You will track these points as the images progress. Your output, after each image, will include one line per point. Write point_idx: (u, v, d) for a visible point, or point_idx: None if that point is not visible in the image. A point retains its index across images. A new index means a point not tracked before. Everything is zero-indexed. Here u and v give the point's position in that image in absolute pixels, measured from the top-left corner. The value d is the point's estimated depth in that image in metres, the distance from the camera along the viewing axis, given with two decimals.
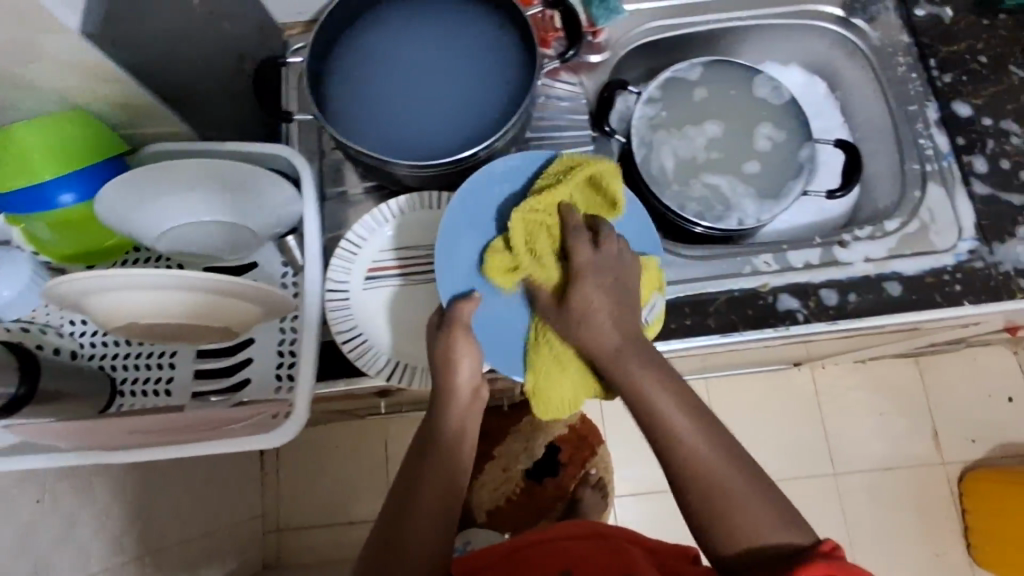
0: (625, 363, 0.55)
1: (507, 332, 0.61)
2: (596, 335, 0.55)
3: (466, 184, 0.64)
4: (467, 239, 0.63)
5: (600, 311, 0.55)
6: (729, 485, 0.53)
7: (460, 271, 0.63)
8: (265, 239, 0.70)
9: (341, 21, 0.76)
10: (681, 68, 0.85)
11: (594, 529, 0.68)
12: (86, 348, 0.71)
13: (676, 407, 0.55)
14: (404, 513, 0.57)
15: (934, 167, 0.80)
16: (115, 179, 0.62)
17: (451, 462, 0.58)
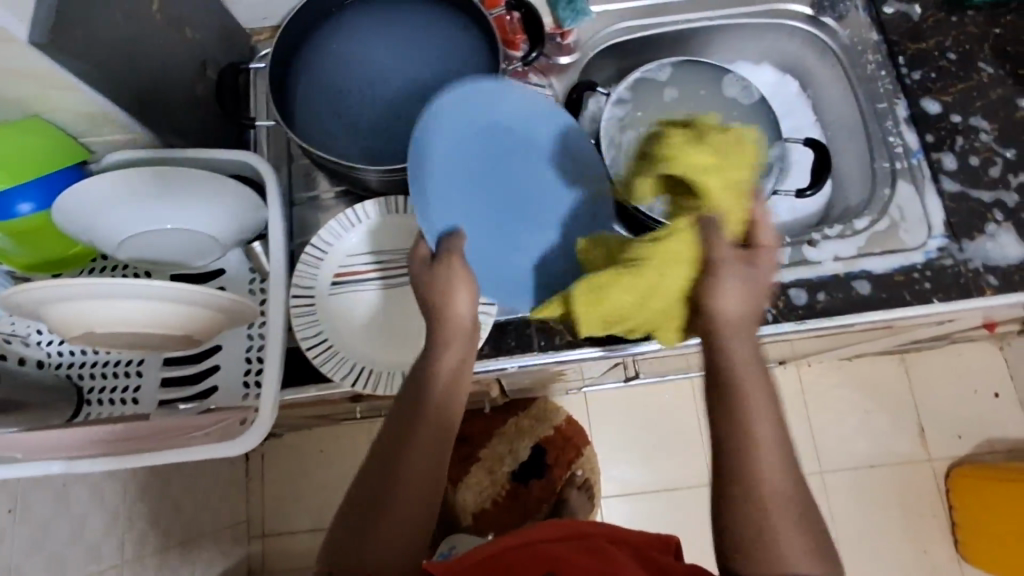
0: (739, 354, 0.55)
1: (487, 259, 0.68)
2: (728, 306, 0.54)
3: (432, 114, 0.64)
4: (443, 175, 0.66)
5: (746, 280, 0.55)
6: (772, 498, 0.50)
7: (444, 209, 0.66)
8: (229, 246, 0.71)
9: (306, 27, 0.76)
10: (650, 69, 0.85)
11: (574, 529, 0.58)
12: (54, 357, 0.71)
13: (767, 411, 0.53)
14: (390, 471, 0.56)
15: (903, 165, 0.80)
16: (73, 187, 0.62)
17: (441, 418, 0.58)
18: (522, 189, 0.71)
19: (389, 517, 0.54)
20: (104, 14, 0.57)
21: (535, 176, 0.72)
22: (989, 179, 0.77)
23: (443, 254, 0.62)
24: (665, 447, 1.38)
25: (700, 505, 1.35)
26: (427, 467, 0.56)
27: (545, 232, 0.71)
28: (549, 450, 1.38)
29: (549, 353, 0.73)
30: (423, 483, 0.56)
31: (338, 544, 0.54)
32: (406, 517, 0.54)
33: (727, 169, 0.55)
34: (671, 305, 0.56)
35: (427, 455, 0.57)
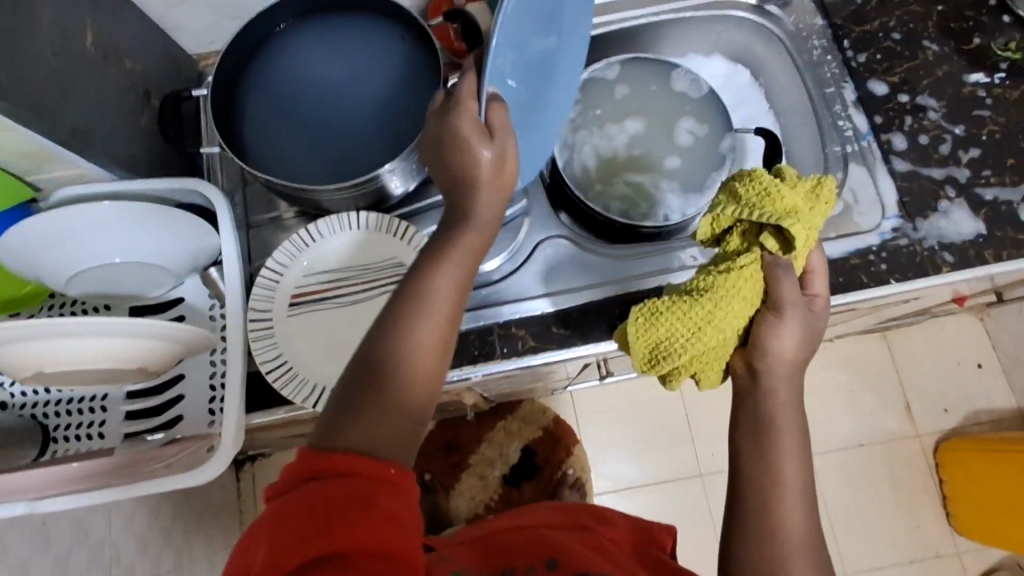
0: (781, 394, 0.54)
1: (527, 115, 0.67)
2: (786, 350, 0.54)
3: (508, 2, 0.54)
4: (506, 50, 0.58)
5: (794, 323, 0.55)
6: (783, 519, 0.51)
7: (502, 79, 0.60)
8: (181, 274, 0.72)
9: (248, 49, 0.76)
10: (598, 68, 0.84)
11: (577, 521, 0.65)
12: (17, 398, 0.71)
13: (796, 451, 0.53)
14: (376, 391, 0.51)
15: (854, 148, 0.80)
16: (14, 227, 0.62)
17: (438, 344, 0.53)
18: (547, 58, 0.66)
19: (387, 404, 0.51)
20: (34, 52, 0.58)
21: (559, 49, 0.67)
22: (940, 156, 0.78)
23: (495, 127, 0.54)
24: (652, 441, 1.39)
25: (689, 496, 1.35)
26: (432, 362, 0.53)
27: (544, 107, 0.69)
28: (538, 451, 1.37)
29: (512, 359, 0.73)
30: (409, 398, 0.52)
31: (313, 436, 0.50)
32: (402, 406, 0.51)
33: (808, 219, 0.57)
34: (724, 344, 0.56)
35: (435, 348, 0.53)
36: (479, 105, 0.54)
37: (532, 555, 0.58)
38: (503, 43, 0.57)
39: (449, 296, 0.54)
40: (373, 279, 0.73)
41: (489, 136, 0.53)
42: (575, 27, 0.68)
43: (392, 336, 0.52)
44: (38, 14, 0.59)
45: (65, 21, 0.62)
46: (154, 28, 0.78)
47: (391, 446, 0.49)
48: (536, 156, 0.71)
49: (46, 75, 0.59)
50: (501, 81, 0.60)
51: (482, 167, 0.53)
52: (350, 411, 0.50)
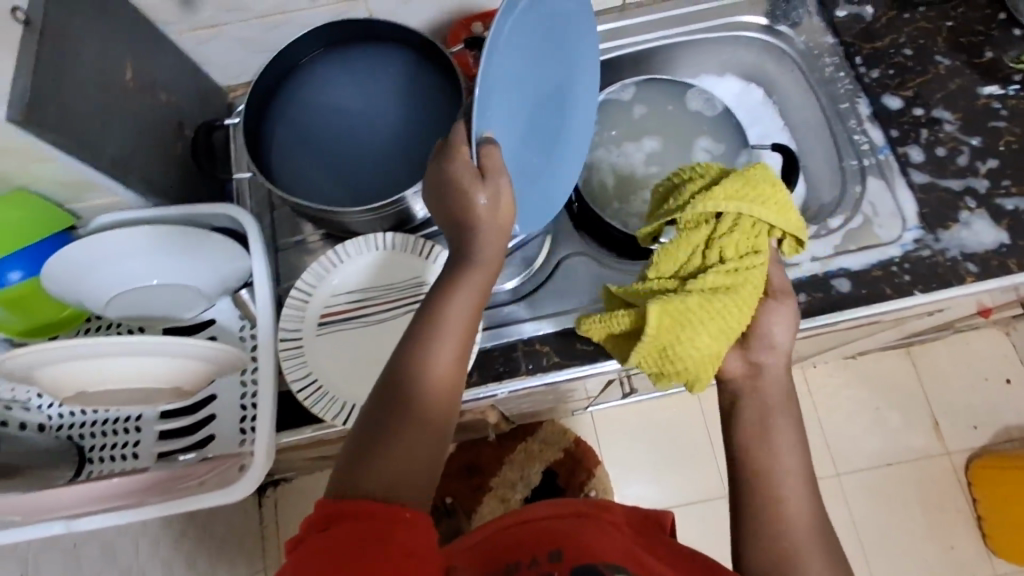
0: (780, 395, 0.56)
1: (530, 151, 0.68)
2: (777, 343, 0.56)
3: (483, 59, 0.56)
4: (497, 104, 0.60)
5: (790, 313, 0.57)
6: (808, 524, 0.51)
7: (501, 129, 0.61)
8: (215, 297, 0.73)
9: (276, 77, 0.79)
10: (613, 90, 0.86)
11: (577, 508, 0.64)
12: (54, 420, 0.73)
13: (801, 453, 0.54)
14: (398, 420, 0.53)
15: (871, 161, 0.81)
16: (56, 254, 0.64)
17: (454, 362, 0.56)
18: (546, 91, 0.68)
19: (411, 430, 0.53)
20: (76, 86, 0.61)
21: (558, 86, 0.70)
22: (957, 168, 0.78)
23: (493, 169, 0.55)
24: (676, 462, 1.37)
25: (714, 519, 1.33)
26: (448, 382, 0.56)
27: (554, 139, 0.72)
28: (560, 472, 1.37)
29: (538, 375, 0.73)
30: (431, 420, 0.54)
31: (338, 478, 0.51)
32: (421, 438, 0.53)
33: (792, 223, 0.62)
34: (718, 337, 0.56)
35: (450, 368, 0.56)
36: (472, 151, 0.56)
37: (532, 546, 0.60)
38: (495, 86, 0.59)
39: (462, 320, 0.57)
40: (396, 300, 0.74)
41: (480, 180, 0.54)
42: (572, 64, 0.71)
43: (409, 365, 0.55)
44: (80, 51, 0.62)
45: (103, 59, 0.65)
46: (185, 63, 0.80)
47: (413, 476, 0.52)
48: (553, 179, 0.73)
49: (87, 107, 0.62)
50: (502, 124, 0.62)
51: (478, 212, 0.55)
52: (374, 446, 0.52)
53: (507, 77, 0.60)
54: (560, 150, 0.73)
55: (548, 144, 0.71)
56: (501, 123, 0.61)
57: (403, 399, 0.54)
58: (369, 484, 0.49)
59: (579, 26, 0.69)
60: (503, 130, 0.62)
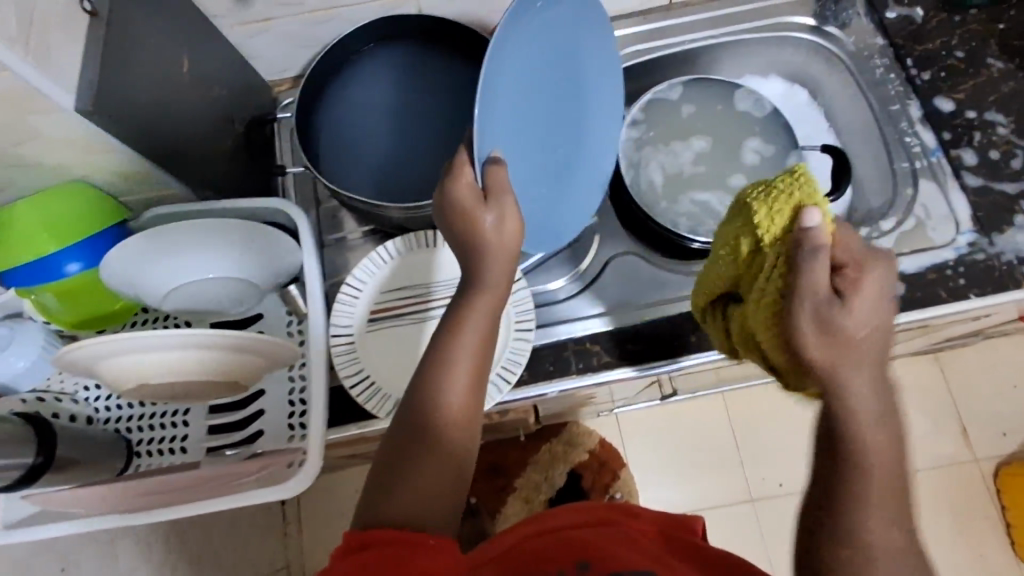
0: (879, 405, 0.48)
1: (548, 156, 0.70)
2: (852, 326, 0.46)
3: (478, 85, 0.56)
4: (499, 123, 0.60)
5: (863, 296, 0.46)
6: None
7: (508, 146, 0.62)
8: (267, 290, 0.71)
9: (328, 70, 0.78)
10: (660, 89, 0.85)
11: (601, 517, 0.63)
12: (101, 413, 0.72)
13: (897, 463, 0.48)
14: (418, 445, 0.54)
15: (923, 164, 0.81)
16: (116, 248, 0.64)
17: (472, 374, 0.57)
18: (557, 98, 0.69)
19: (434, 452, 0.54)
20: (138, 77, 0.60)
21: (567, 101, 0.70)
22: (1013, 171, 0.77)
23: (498, 188, 0.55)
24: (702, 466, 1.36)
25: (742, 522, 1.32)
26: (467, 398, 0.56)
27: (577, 141, 0.73)
28: (585, 474, 1.36)
29: (589, 374, 0.73)
30: (454, 439, 0.55)
31: (365, 507, 0.53)
32: (439, 466, 0.53)
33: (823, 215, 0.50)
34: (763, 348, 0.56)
35: (467, 384, 0.56)
36: (476, 171, 0.56)
37: (558, 557, 0.57)
38: (497, 104, 0.60)
39: (476, 331, 0.57)
40: (428, 301, 0.74)
41: (483, 202, 0.55)
42: (584, 77, 0.72)
43: (425, 391, 0.55)
44: (144, 42, 0.61)
45: (164, 49, 0.64)
46: (235, 57, 0.78)
47: (441, 497, 0.53)
48: (581, 180, 0.75)
49: (149, 99, 0.62)
50: (513, 135, 0.63)
51: (482, 231, 0.55)
52: (397, 474, 0.53)
53: (508, 93, 0.61)
54: (586, 149, 0.75)
55: (568, 148, 0.72)
56: (507, 139, 0.62)
57: (425, 425, 0.55)
58: (395, 512, 0.51)
59: (582, 24, 0.69)
60: (509, 145, 0.62)
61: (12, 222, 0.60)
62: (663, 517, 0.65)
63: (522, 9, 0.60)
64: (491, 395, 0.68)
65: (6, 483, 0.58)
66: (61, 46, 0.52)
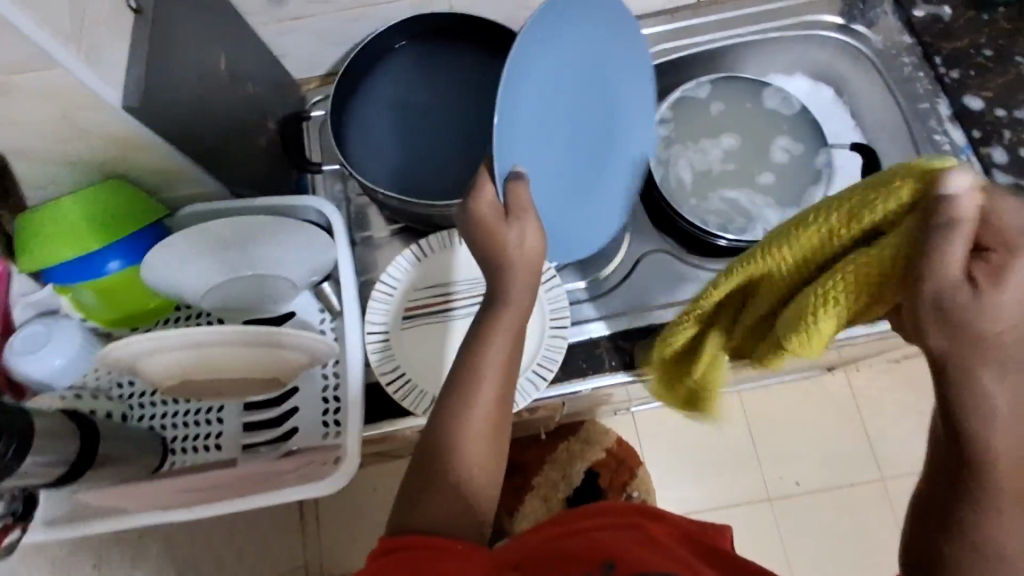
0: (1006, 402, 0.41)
1: (577, 159, 0.69)
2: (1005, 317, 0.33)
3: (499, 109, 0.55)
4: (520, 139, 0.59)
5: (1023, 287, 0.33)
6: None
7: (532, 158, 0.61)
8: (302, 288, 0.71)
9: (360, 69, 0.78)
10: (689, 88, 0.85)
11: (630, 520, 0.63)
12: (136, 410, 0.73)
13: None
14: (447, 455, 0.54)
15: (953, 161, 0.80)
16: (159, 245, 0.64)
17: (502, 381, 0.57)
18: (586, 102, 0.67)
19: (464, 460, 0.55)
20: (181, 75, 0.60)
21: (595, 115, 0.69)
22: None
23: (520, 202, 0.56)
24: (716, 464, 1.31)
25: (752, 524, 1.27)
26: (495, 405, 0.56)
27: (607, 143, 0.72)
28: (602, 473, 1.32)
29: (622, 372, 0.73)
30: (483, 445, 0.56)
31: (397, 514, 0.53)
32: (466, 475, 0.54)
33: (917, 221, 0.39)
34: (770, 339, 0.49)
35: (496, 391, 0.56)
36: (498, 188, 0.57)
37: (587, 555, 0.56)
38: (523, 118, 0.59)
39: (507, 337, 0.57)
40: (458, 298, 0.74)
41: (504, 219, 0.56)
42: (615, 89, 0.70)
43: (454, 401, 0.56)
44: (186, 39, 0.61)
45: (203, 47, 0.64)
46: (268, 55, 0.79)
47: (472, 504, 0.54)
48: (608, 183, 0.74)
49: (191, 96, 0.62)
50: (539, 144, 0.62)
51: (506, 246, 0.56)
52: (427, 484, 0.54)
53: (533, 104, 0.60)
54: (616, 151, 0.74)
55: (597, 151, 0.71)
56: (533, 154, 0.62)
57: (455, 432, 0.55)
58: (424, 521, 0.51)
59: (609, 23, 0.66)
60: (534, 156, 0.62)
61: (56, 218, 0.60)
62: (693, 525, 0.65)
63: (545, 19, 0.57)
64: (529, 393, 0.69)
65: (53, 479, 0.58)
66: (110, 43, 0.52)
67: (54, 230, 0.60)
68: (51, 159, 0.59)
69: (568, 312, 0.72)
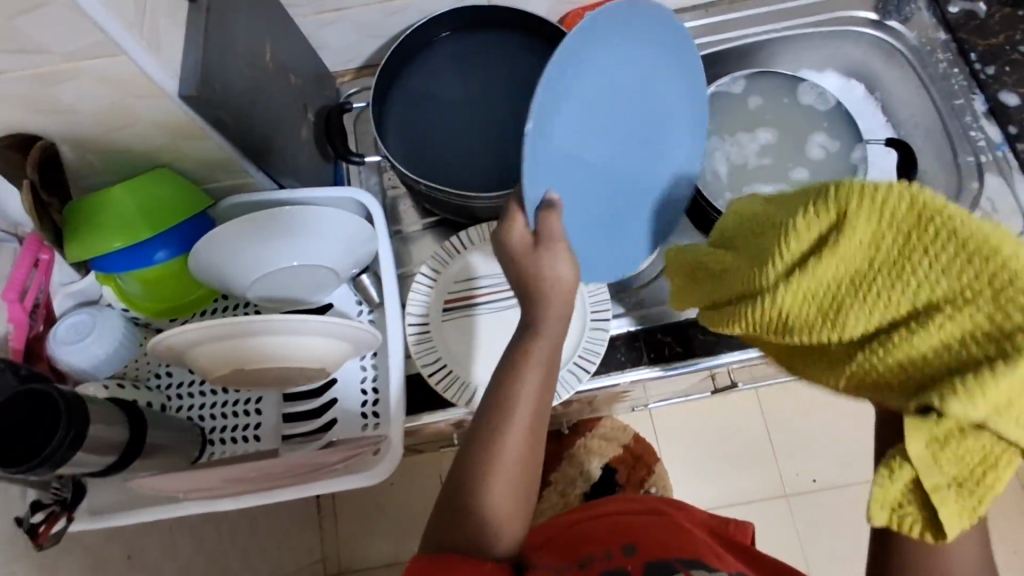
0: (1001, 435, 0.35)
1: (621, 166, 0.68)
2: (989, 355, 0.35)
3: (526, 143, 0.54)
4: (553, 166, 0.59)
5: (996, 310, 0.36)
6: None
7: (565, 177, 0.61)
8: (343, 278, 0.72)
9: (402, 62, 0.78)
10: (725, 83, 0.86)
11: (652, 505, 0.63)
12: (173, 401, 0.73)
13: None
14: (483, 478, 0.53)
15: (989, 157, 0.80)
16: (204, 237, 0.63)
17: (543, 390, 0.56)
18: (626, 111, 0.66)
19: (504, 481, 0.53)
20: (235, 65, 0.61)
21: (636, 147, 0.68)
22: None
23: (548, 237, 0.55)
24: (733, 460, 1.31)
25: (771, 519, 1.27)
26: (532, 419, 0.55)
27: (653, 138, 0.70)
28: (620, 469, 1.29)
29: (661, 365, 0.73)
30: (525, 461, 0.54)
31: (432, 531, 0.54)
32: (504, 494, 0.53)
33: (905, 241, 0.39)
34: (979, 364, 0.35)
35: (533, 406, 0.55)
36: (528, 217, 0.56)
37: (608, 539, 0.57)
38: (556, 149, 0.59)
39: (547, 343, 0.56)
40: (493, 292, 0.75)
41: (534, 249, 0.55)
42: (660, 96, 0.69)
43: (492, 420, 0.54)
44: (239, 28, 0.62)
45: (253, 37, 0.64)
46: (308, 46, 0.79)
47: (512, 520, 0.54)
48: (659, 172, 0.72)
49: (243, 85, 0.62)
50: (574, 162, 0.62)
51: (544, 275, 0.55)
52: (461, 507, 0.53)
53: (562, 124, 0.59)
54: (665, 139, 0.71)
55: (644, 151, 0.70)
56: (568, 180, 0.61)
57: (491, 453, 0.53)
58: (461, 540, 0.52)
59: (654, 18, 0.62)
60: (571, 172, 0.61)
61: (107, 205, 0.60)
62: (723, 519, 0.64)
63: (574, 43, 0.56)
64: (571, 384, 0.69)
65: (102, 467, 0.58)
66: (171, 30, 0.53)
67: (106, 218, 0.60)
68: (104, 146, 0.59)
69: (608, 306, 0.73)
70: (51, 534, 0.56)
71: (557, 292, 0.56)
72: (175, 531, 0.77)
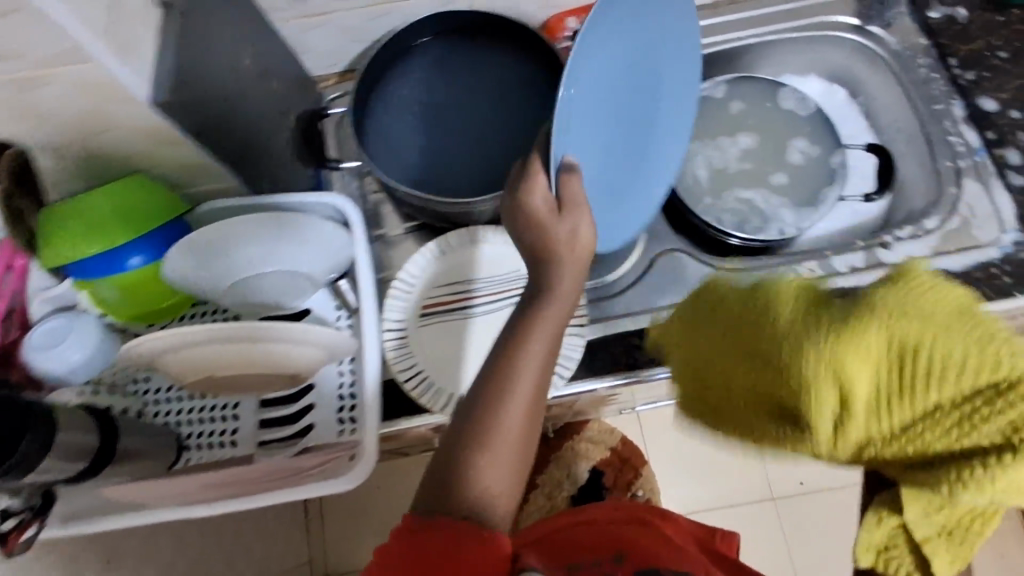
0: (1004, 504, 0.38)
1: (630, 145, 0.66)
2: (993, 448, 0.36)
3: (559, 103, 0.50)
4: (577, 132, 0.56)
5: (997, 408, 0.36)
6: None
7: (588, 147, 0.58)
8: (320, 284, 0.71)
9: (381, 66, 0.78)
10: (707, 87, 0.86)
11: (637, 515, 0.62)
12: (151, 406, 0.73)
13: None
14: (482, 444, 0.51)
15: (968, 163, 0.80)
16: (180, 243, 0.64)
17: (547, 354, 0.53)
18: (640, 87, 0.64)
19: (501, 446, 0.51)
20: (208, 70, 0.60)
21: (642, 129, 0.67)
22: None
23: (571, 200, 0.51)
24: (720, 463, 1.31)
25: (757, 522, 1.27)
26: (535, 383, 0.53)
27: (654, 123, 0.69)
28: (607, 472, 1.29)
29: (639, 371, 0.73)
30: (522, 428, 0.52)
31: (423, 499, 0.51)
32: (498, 462, 0.51)
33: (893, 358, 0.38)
34: (983, 453, 0.36)
35: (537, 372, 0.53)
36: (550, 177, 0.51)
37: (593, 547, 0.56)
38: (580, 118, 0.56)
39: (558, 305, 0.53)
40: (477, 297, 0.75)
41: (557, 215, 0.51)
42: (666, 77, 0.68)
43: (495, 381, 0.52)
44: (213, 33, 0.62)
45: (228, 42, 0.64)
46: (288, 51, 0.79)
47: (505, 490, 0.52)
48: (655, 160, 0.71)
49: (217, 91, 0.62)
50: (593, 134, 0.59)
51: (559, 241, 0.51)
52: (457, 472, 0.50)
53: (589, 89, 0.56)
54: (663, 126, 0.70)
55: (648, 134, 0.68)
56: (589, 152, 0.59)
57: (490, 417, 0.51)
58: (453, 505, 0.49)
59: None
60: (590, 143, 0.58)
61: (81, 211, 0.61)
62: (703, 528, 0.64)
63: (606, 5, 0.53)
64: None
65: (73, 472, 0.58)
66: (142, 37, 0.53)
67: (80, 224, 0.61)
68: (77, 153, 0.60)
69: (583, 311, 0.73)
70: (21, 540, 0.55)
71: (573, 255, 0.52)
72: (154, 536, 0.77)
